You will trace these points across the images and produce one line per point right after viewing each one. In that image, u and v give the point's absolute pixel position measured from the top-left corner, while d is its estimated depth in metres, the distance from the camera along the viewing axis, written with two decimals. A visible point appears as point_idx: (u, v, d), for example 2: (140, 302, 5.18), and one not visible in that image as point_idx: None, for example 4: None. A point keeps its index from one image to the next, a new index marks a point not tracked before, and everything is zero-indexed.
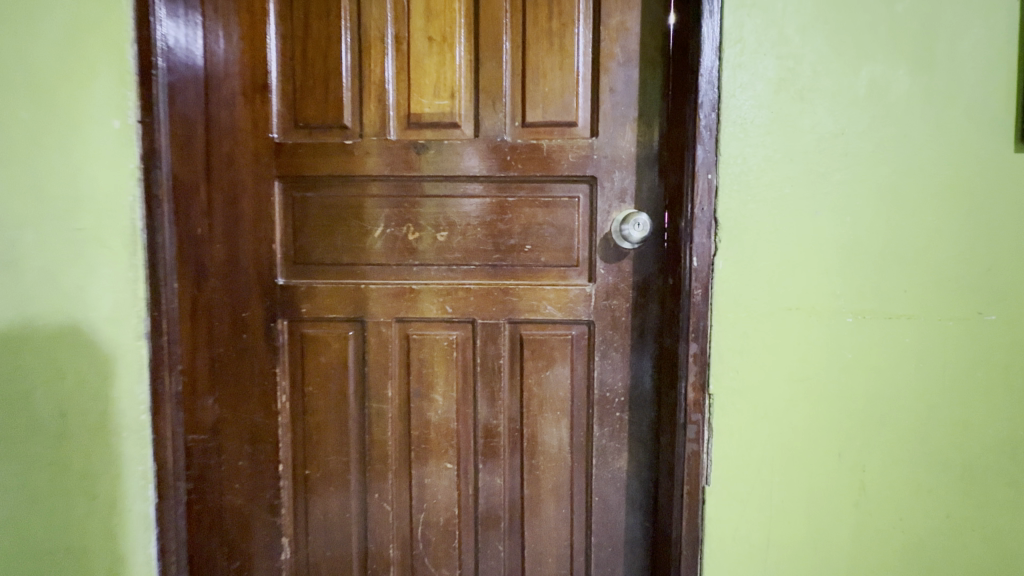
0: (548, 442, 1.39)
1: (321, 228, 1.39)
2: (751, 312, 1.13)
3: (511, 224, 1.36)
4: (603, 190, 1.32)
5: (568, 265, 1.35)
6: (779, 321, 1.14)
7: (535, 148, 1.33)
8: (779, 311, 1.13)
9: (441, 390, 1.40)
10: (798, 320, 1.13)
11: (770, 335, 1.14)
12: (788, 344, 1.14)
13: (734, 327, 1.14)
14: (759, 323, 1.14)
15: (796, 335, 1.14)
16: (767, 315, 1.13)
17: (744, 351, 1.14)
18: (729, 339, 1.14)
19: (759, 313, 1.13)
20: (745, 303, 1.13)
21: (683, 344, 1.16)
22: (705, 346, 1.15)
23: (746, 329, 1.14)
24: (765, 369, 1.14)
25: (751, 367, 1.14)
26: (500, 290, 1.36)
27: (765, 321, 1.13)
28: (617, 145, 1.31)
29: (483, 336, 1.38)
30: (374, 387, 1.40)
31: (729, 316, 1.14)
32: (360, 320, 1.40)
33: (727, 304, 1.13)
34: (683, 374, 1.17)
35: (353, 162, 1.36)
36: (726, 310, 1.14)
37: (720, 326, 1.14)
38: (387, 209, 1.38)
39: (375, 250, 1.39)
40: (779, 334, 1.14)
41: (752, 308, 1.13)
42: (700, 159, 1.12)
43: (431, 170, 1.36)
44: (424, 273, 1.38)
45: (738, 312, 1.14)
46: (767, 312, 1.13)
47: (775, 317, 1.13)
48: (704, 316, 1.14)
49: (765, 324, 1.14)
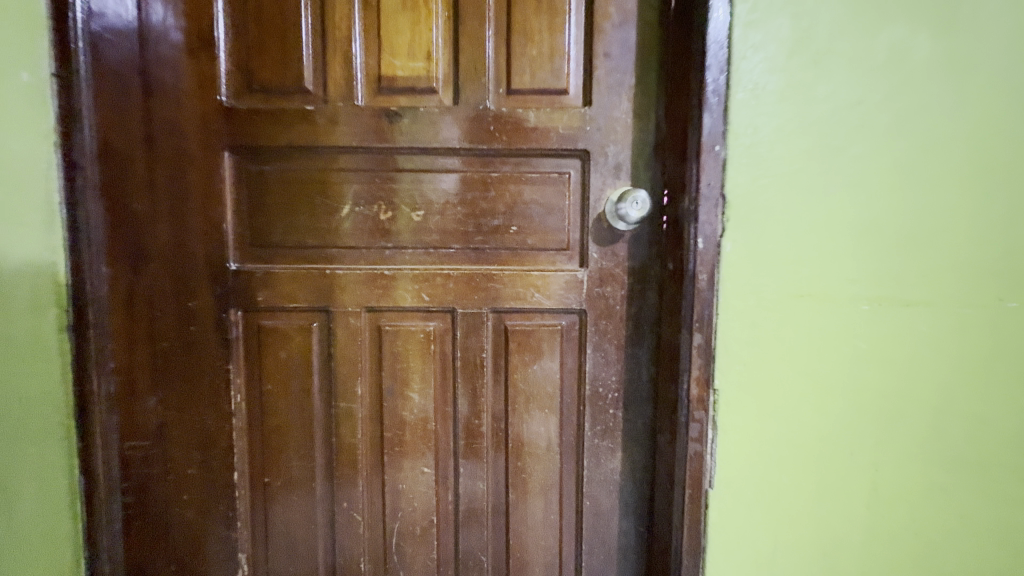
0: (534, 443, 1.27)
1: (280, 207, 1.23)
2: (760, 298, 1.03)
3: (495, 203, 1.23)
4: (597, 165, 1.20)
5: (558, 249, 1.23)
6: (790, 310, 1.04)
7: (522, 117, 1.19)
8: (791, 298, 1.04)
9: (418, 387, 1.27)
10: (810, 309, 1.04)
11: (780, 324, 1.04)
12: (799, 334, 1.05)
13: (741, 316, 1.04)
14: (769, 311, 1.04)
15: (808, 324, 1.04)
16: (777, 302, 1.04)
17: (751, 342, 1.04)
18: (735, 328, 1.04)
19: (768, 300, 1.04)
20: (754, 289, 1.03)
21: (686, 335, 1.06)
22: (709, 337, 1.04)
23: (754, 317, 1.04)
24: (774, 362, 1.05)
25: (759, 360, 1.05)
26: (483, 276, 1.23)
27: (775, 308, 1.04)
28: (612, 115, 1.19)
29: (464, 327, 1.24)
30: (342, 384, 1.26)
31: (737, 304, 1.04)
32: (325, 310, 1.24)
33: (735, 291, 1.03)
34: (684, 368, 1.07)
35: (316, 131, 1.20)
36: (733, 297, 1.03)
37: (726, 315, 1.04)
38: (356, 185, 1.23)
39: (343, 231, 1.24)
40: (790, 323, 1.04)
41: (761, 294, 1.03)
42: (706, 129, 1.00)
43: (405, 142, 1.21)
44: (398, 257, 1.24)
45: (746, 299, 1.03)
46: (777, 299, 1.04)
47: (786, 304, 1.04)
48: (708, 303, 1.04)
49: (774, 312, 1.04)
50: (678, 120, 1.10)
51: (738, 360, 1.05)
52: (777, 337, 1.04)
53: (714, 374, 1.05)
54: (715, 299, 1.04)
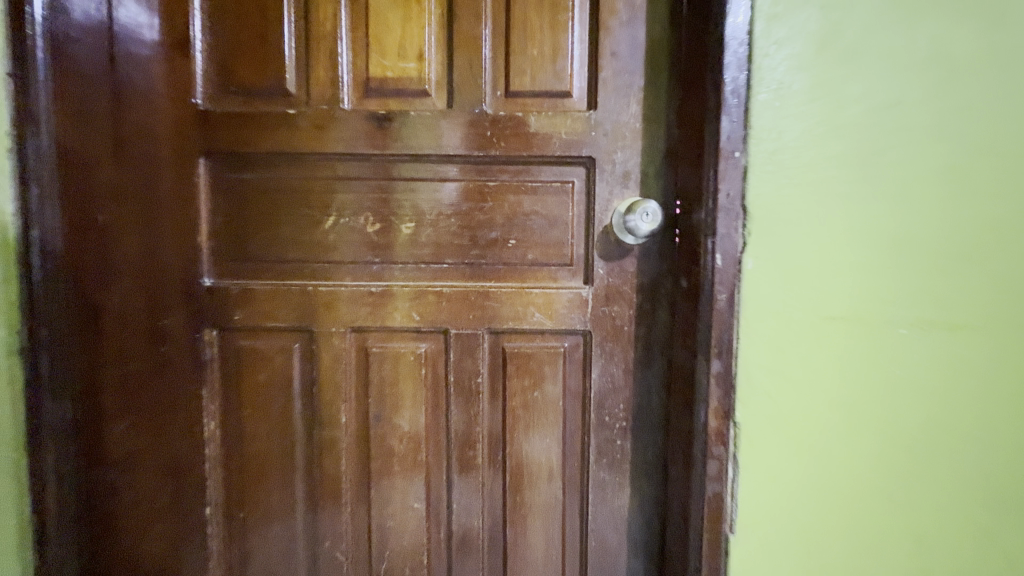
0: (535, 476, 1.16)
1: (260, 218, 1.14)
2: (786, 321, 0.93)
3: (492, 214, 1.13)
4: (603, 173, 1.10)
5: (560, 264, 1.13)
6: (818, 333, 0.94)
7: (521, 122, 1.10)
8: (819, 320, 0.93)
9: (408, 414, 1.16)
10: (840, 333, 0.94)
11: (808, 349, 0.94)
12: (829, 360, 0.94)
13: (764, 339, 0.93)
14: (796, 335, 0.93)
15: (839, 348, 0.94)
16: (804, 324, 0.93)
17: (776, 369, 0.94)
18: (758, 354, 0.94)
19: (794, 322, 0.93)
20: (779, 310, 0.93)
21: (703, 361, 0.95)
22: (728, 363, 0.94)
23: (780, 341, 0.93)
24: (801, 391, 0.94)
25: (785, 389, 0.94)
26: (479, 293, 1.13)
27: (802, 332, 0.93)
28: (619, 120, 1.09)
29: (458, 349, 1.14)
30: (324, 411, 1.15)
31: (759, 326, 0.93)
32: (307, 330, 1.14)
33: (757, 312, 0.93)
34: (701, 397, 0.96)
35: (299, 137, 1.11)
36: (755, 319, 0.93)
37: (748, 339, 0.93)
38: (342, 195, 1.14)
39: (327, 244, 1.14)
40: (819, 347, 0.94)
41: (787, 316, 0.93)
42: (726, 133, 0.91)
43: (395, 148, 1.11)
44: (387, 272, 1.14)
45: (770, 321, 0.93)
46: (804, 321, 0.93)
47: (814, 327, 0.93)
48: (727, 326, 0.93)
49: (801, 336, 0.93)
50: (693, 125, 1.01)
51: (760, 389, 0.94)
52: (805, 363, 0.94)
53: (734, 404, 0.94)
54: (735, 322, 0.93)
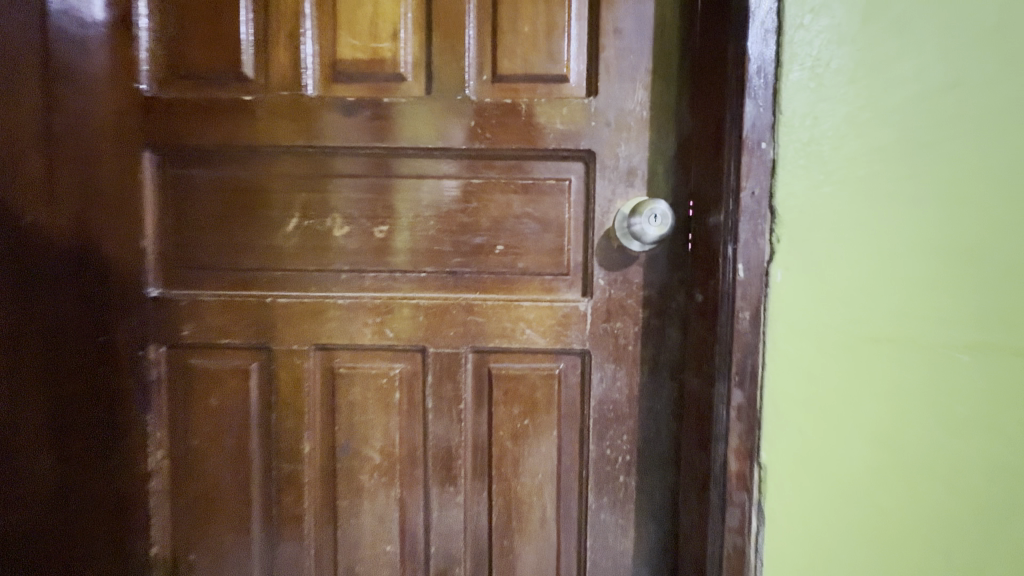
0: (525, 517, 1.02)
1: (212, 219, 1.00)
2: (822, 344, 0.78)
3: (476, 216, 0.98)
4: (604, 170, 0.96)
5: (554, 274, 0.98)
6: (861, 359, 0.78)
7: (510, 110, 0.96)
8: (863, 344, 0.78)
9: (380, 445, 1.02)
10: (888, 359, 0.78)
11: (849, 379, 0.78)
12: (874, 392, 0.78)
13: (797, 366, 0.78)
14: (834, 361, 0.78)
15: (886, 378, 0.78)
16: (843, 349, 0.78)
17: (810, 401, 0.78)
18: (788, 384, 0.78)
19: (833, 346, 0.78)
20: (814, 332, 0.78)
21: (722, 392, 0.80)
22: (752, 394, 0.79)
23: (815, 369, 0.78)
24: (839, 428, 0.79)
25: (820, 425, 0.79)
26: (461, 307, 0.98)
27: (842, 357, 0.78)
28: (623, 108, 0.95)
29: (437, 371, 1.00)
30: (284, 441, 1.01)
31: (791, 351, 0.78)
32: (266, 348, 1.00)
33: (788, 333, 0.78)
34: (719, 434, 0.81)
35: (255, 127, 0.97)
36: (785, 342, 0.78)
37: (777, 366, 0.78)
38: (304, 194, 0.99)
39: (288, 250, 1.00)
40: (862, 376, 0.78)
41: (825, 338, 0.78)
42: (750, 120, 0.76)
43: (365, 140, 0.97)
44: (356, 282, 1.00)
45: (804, 345, 0.78)
46: (844, 345, 0.78)
47: (856, 352, 0.78)
48: (752, 351, 0.78)
49: (841, 363, 0.78)
50: (710, 112, 0.86)
51: (791, 425, 0.79)
52: (845, 395, 0.78)
53: (759, 443, 0.79)
54: (761, 345, 0.78)
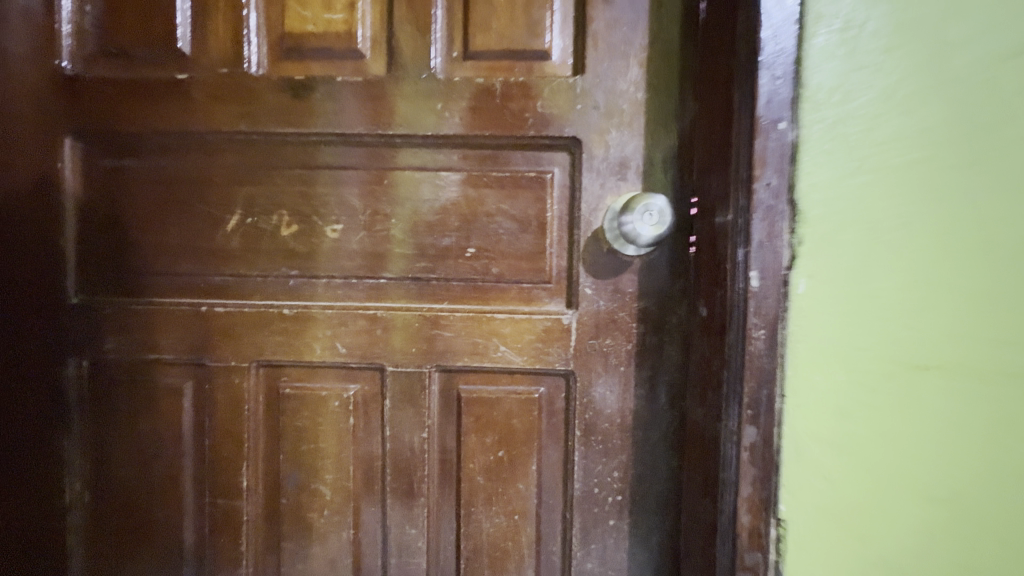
0: (499, 564, 0.87)
1: (142, 217, 0.87)
2: (857, 371, 0.63)
3: (444, 214, 0.85)
4: (592, 161, 0.82)
5: (534, 282, 0.84)
6: (905, 391, 0.63)
7: (483, 91, 0.82)
8: (906, 372, 0.63)
9: (330, 480, 0.88)
10: (940, 391, 0.63)
11: (890, 415, 0.63)
12: (920, 432, 0.63)
13: (825, 399, 0.63)
14: (870, 392, 0.63)
15: (937, 414, 0.63)
16: (883, 377, 0.63)
17: (841, 443, 0.63)
18: (814, 419, 0.63)
19: (869, 374, 0.63)
20: (846, 356, 0.63)
21: (731, 427, 0.66)
22: (768, 432, 0.64)
23: (848, 402, 0.63)
24: (876, 476, 0.64)
25: (853, 472, 0.64)
26: (425, 320, 0.85)
27: (881, 388, 0.63)
28: (614, 89, 0.81)
29: (398, 393, 0.86)
30: (221, 473, 0.88)
31: (817, 379, 0.63)
32: (201, 365, 0.87)
33: (813, 357, 0.63)
34: (728, 479, 0.67)
35: (192, 109, 0.84)
36: (810, 368, 0.63)
37: (800, 397, 0.63)
38: (247, 187, 0.86)
39: (228, 252, 0.87)
40: (906, 412, 0.63)
41: (859, 364, 0.63)
42: (765, 95, 0.62)
43: (317, 126, 0.84)
44: (306, 290, 0.87)
45: (833, 373, 0.63)
46: (883, 373, 0.63)
47: (898, 382, 0.63)
48: (768, 379, 0.64)
49: (880, 395, 0.63)
50: (716, 90, 0.72)
51: (817, 471, 0.64)
52: (885, 435, 0.63)
53: (777, 493, 0.64)
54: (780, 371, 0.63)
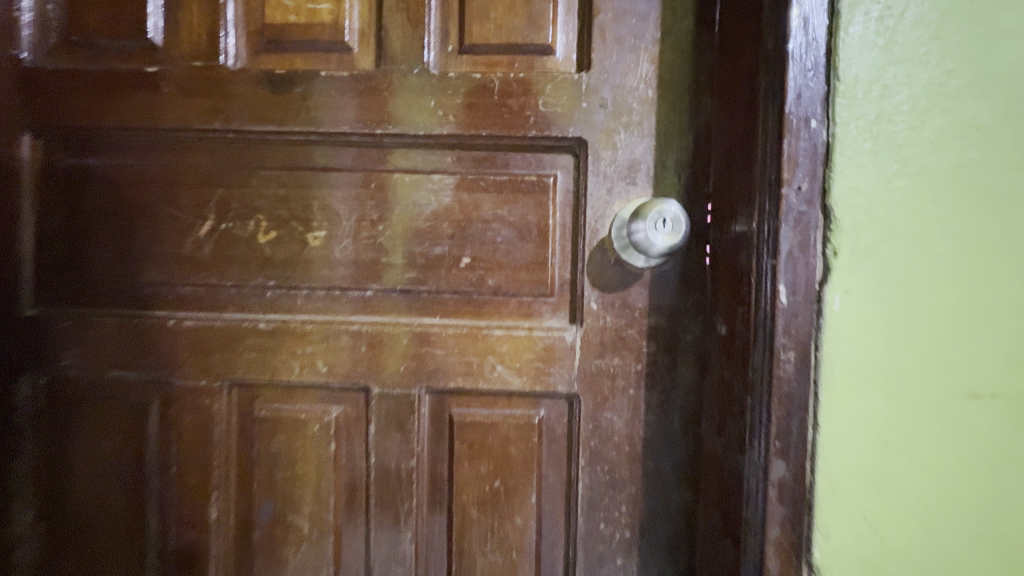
0: None
1: (105, 221, 0.80)
2: (900, 399, 0.55)
3: (436, 221, 0.78)
4: (598, 164, 0.75)
5: (534, 296, 0.77)
6: (955, 420, 0.56)
7: (480, 87, 0.76)
8: (956, 399, 0.56)
9: (309, 512, 0.79)
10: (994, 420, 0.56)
11: (938, 448, 0.56)
12: (974, 466, 0.56)
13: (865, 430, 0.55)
14: (916, 423, 0.55)
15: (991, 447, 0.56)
16: (930, 405, 0.55)
17: (885, 479, 0.56)
18: (854, 455, 0.56)
19: (914, 403, 0.55)
20: (887, 382, 0.55)
21: (757, 459, 0.58)
22: (800, 470, 0.57)
23: (892, 433, 0.56)
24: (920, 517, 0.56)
25: (895, 514, 0.56)
26: (415, 336, 0.77)
27: (928, 418, 0.55)
28: (622, 86, 0.75)
29: (384, 417, 0.78)
30: (187, 505, 0.80)
31: (855, 408, 0.56)
32: (167, 385, 0.79)
33: (851, 384, 0.56)
34: (754, 520, 0.59)
35: (162, 105, 0.78)
36: (847, 396, 0.56)
37: (836, 430, 0.56)
38: (221, 189, 0.79)
39: (199, 260, 0.79)
40: (956, 444, 0.56)
41: (903, 392, 0.56)
42: (795, 91, 0.56)
43: (298, 123, 0.77)
44: (284, 303, 0.79)
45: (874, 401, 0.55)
46: (929, 401, 0.56)
47: (947, 410, 0.56)
48: (801, 408, 0.56)
49: (927, 426, 0.55)
50: (738, 87, 0.66)
51: (857, 512, 0.56)
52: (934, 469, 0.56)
53: (811, 538, 0.57)
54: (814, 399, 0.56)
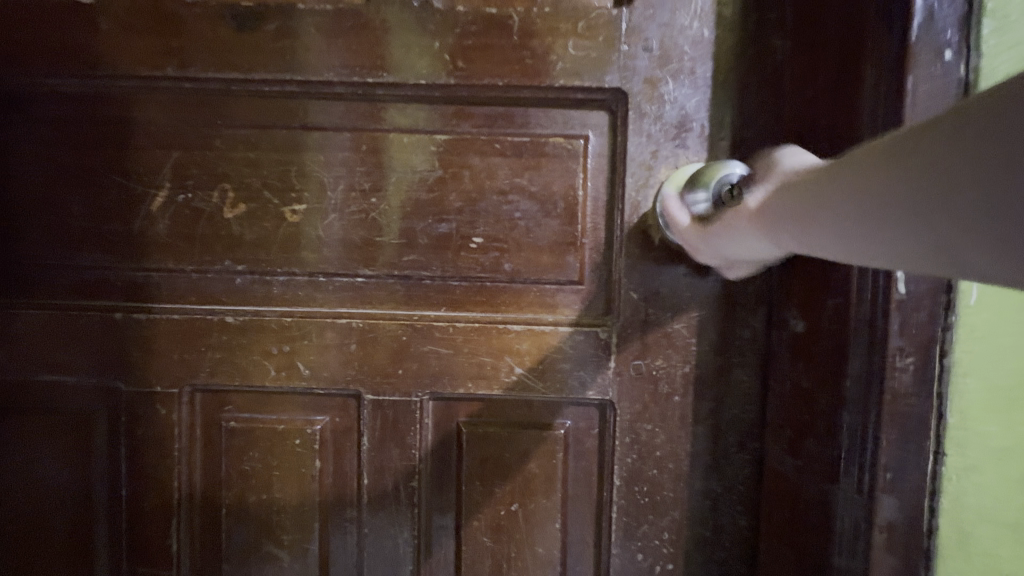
0: None
1: (35, 192, 0.65)
2: (885, 152, 0.33)
3: (441, 192, 0.64)
4: (641, 121, 0.61)
5: (561, 284, 0.64)
6: (988, 159, 0.26)
7: (496, 25, 0.61)
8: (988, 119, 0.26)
9: (288, 540, 0.67)
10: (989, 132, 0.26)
11: (957, 216, 0.28)
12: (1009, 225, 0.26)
13: (839, 225, 0.37)
14: (909, 182, 0.31)
15: (1004, 195, 0.26)
16: (938, 147, 0.29)
17: (975, 267, 0.29)
18: (985, 413, 0.50)
19: (904, 156, 0.31)
20: (882, 141, 0.34)
21: (865, 481, 0.51)
22: (904, 489, 0.51)
23: (871, 212, 0.34)
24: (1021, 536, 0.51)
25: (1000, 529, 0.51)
26: (417, 332, 0.64)
27: (923, 164, 0.29)
28: (671, 24, 0.60)
29: (378, 429, 0.65)
30: (140, 534, 0.67)
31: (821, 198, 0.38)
32: (114, 391, 0.66)
33: (986, 321, 0.49)
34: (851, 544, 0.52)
35: (100, 49, 0.63)
36: (968, 401, 0.50)
37: (965, 390, 0.50)
38: (175, 153, 0.64)
39: (151, 240, 0.65)
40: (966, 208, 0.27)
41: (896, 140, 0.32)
42: (924, 13, 0.47)
43: (270, 70, 0.62)
44: (256, 291, 0.65)
45: (842, 177, 0.36)
46: (982, 115, 0.26)
47: (980, 146, 0.26)
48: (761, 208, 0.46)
49: (930, 175, 0.29)
50: (838, 21, 0.52)
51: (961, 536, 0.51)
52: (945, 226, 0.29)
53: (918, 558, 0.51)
54: (768, 210, 0.45)
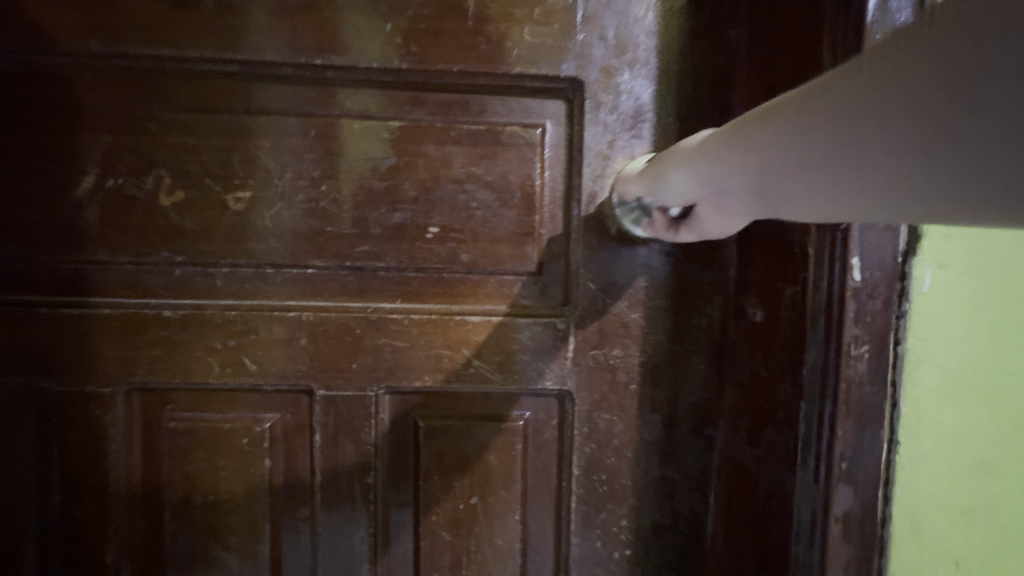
0: None
1: None
2: (869, 104, 0.32)
3: (395, 180, 0.62)
4: (597, 111, 0.61)
5: (519, 274, 0.63)
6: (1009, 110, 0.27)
7: (449, 9, 0.59)
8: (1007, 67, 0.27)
9: (238, 543, 0.64)
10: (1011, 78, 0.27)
11: (960, 164, 0.30)
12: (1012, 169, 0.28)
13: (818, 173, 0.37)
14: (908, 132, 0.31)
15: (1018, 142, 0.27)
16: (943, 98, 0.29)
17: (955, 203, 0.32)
18: (941, 398, 0.52)
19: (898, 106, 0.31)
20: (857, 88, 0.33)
21: (823, 471, 0.53)
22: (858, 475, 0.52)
23: (859, 164, 0.34)
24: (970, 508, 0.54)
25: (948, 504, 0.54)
26: (371, 324, 0.62)
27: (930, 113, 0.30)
28: (627, 14, 0.60)
29: (332, 425, 0.63)
30: (75, 543, 0.63)
31: (803, 151, 0.37)
32: (40, 392, 0.61)
33: (941, 308, 0.51)
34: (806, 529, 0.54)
35: (15, 21, 0.58)
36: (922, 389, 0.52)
37: (919, 377, 0.52)
38: (106, 135, 0.60)
39: (80, 229, 0.60)
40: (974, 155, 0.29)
41: (892, 88, 0.31)
42: None
43: (209, 49, 0.59)
44: (197, 284, 0.62)
45: (828, 124, 0.35)
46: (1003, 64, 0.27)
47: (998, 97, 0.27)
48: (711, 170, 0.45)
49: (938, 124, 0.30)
50: (794, 15, 0.53)
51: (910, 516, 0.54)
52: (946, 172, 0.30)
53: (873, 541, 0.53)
54: (727, 175, 0.44)
